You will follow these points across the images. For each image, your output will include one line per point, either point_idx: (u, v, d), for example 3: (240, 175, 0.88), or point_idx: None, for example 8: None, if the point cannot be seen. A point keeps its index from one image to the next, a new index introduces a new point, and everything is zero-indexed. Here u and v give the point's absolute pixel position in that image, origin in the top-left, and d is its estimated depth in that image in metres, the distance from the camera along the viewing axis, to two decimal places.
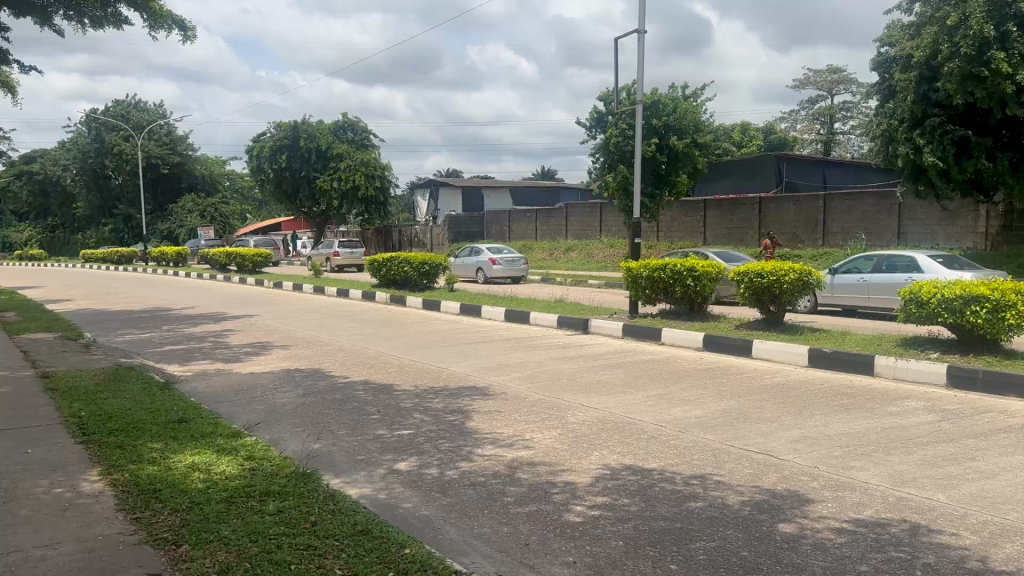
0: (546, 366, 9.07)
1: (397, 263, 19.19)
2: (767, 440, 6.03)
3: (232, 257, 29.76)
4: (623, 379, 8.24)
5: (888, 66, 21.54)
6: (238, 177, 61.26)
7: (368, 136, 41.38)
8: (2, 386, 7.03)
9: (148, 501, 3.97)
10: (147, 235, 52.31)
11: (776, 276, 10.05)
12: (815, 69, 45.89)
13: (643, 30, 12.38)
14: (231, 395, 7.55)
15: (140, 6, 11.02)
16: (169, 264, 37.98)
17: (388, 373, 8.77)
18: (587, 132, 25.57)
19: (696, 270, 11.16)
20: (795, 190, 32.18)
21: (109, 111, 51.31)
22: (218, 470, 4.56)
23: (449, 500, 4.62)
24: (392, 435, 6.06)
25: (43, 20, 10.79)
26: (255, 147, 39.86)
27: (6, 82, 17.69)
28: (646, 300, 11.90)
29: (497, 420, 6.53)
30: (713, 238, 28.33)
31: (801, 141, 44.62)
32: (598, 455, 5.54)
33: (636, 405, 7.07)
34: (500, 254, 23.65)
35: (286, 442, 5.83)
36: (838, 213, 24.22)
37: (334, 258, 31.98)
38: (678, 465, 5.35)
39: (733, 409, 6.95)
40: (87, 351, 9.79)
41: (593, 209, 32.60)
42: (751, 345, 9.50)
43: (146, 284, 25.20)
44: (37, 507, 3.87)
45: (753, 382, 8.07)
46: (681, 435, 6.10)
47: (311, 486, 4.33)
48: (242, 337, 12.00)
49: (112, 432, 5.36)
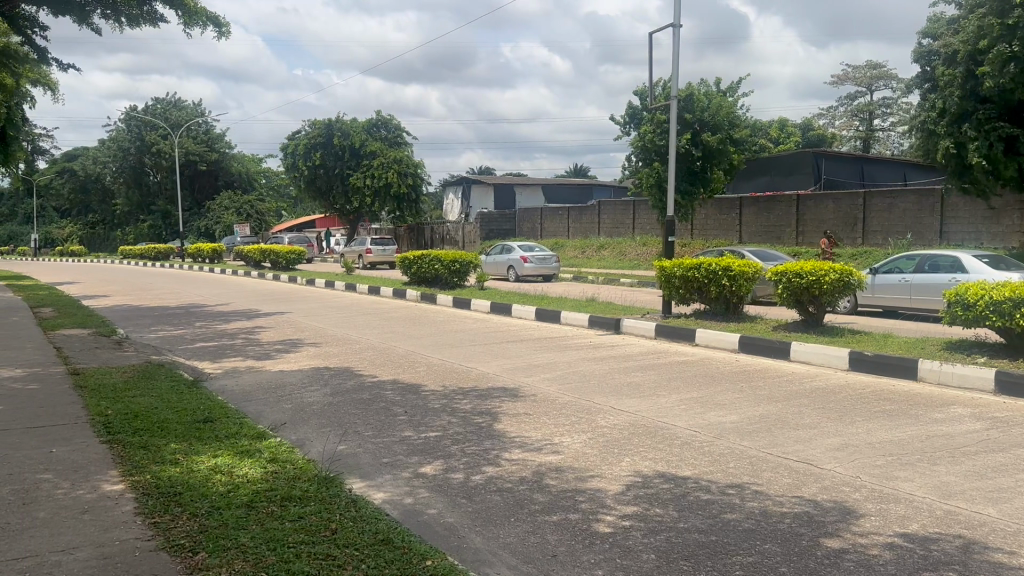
0: (577, 367, 8.90)
1: (427, 260, 19.16)
2: (806, 448, 5.80)
3: (267, 254, 30.04)
4: (656, 381, 8.03)
5: (929, 59, 20.94)
6: (273, 174, 61.89)
7: (402, 134, 41.52)
8: (33, 384, 7.03)
9: (167, 504, 3.88)
10: (184, 231, 53.11)
11: (816, 276, 9.76)
12: (854, 65, 45.03)
13: (678, 24, 12.13)
14: (257, 394, 7.50)
15: (175, 3, 11.05)
16: (204, 260, 38.45)
17: (417, 372, 8.67)
18: (621, 128, 25.34)
19: (731, 270, 10.89)
20: (832, 186, 31.55)
21: (147, 109, 52.11)
22: (240, 472, 4.48)
23: (475, 506, 4.47)
24: (419, 437, 5.94)
25: (81, 19, 10.87)
26: (290, 144, 40.29)
27: (47, 81, 18.01)
28: (680, 299, 11.65)
29: (526, 422, 6.38)
30: (748, 236, 27.89)
31: (840, 138, 43.80)
32: (629, 461, 5.35)
33: (669, 408, 6.87)
34: (532, 252, 23.48)
35: (311, 442, 5.75)
36: (878, 211, 23.67)
37: (366, 256, 32.08)
38: (712, 473, 5.16)
39: (770, 414, 6.72)
40: (119, 348, 9.83)
41: (625, 207, 32.33)
42: (788, 348, 9.23)
43: (182, 281, 25.52)
44: (56, 509, 3.80)
45: (791, 385, 7.83)
46: (716, 441, 5.90)
47: (333, 490, 4.22)
48: (272, 335, 12.00)
49: (137, 431, 5.32)
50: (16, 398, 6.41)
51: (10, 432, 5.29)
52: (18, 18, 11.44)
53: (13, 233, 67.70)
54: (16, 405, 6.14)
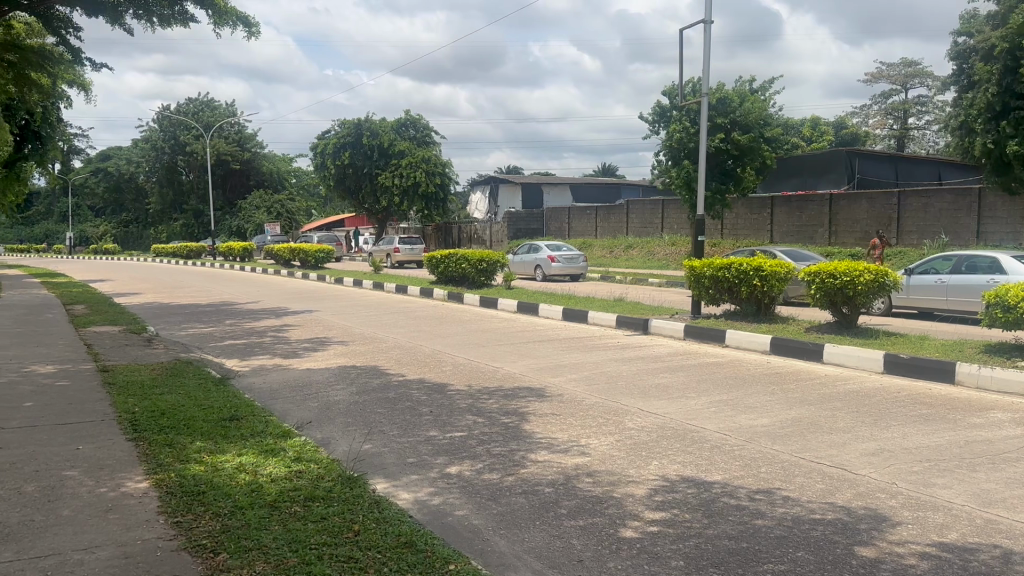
0: (604, 368, 8.78)
1: (454, 259, 19.14)
2: (840, 453, 5.65)
3: (296, 253, 30.24)
4: (685, 383, 7.89)
5: (966, 57, 20.47)
6: (303, 174, 62.35)
7: (430, 133, 41.61)
8: (63, 380, 7.10)
9: (190, 503, 3.86)
10: (216, 230, 53.75)
11: (849, 276, 9.55)
12: (888, 63, 44.31)
13: (709, 20, 11.94)
14: (284, 392, 7.48)
15: (205, 2, 11.11)
16: (235, 258, 38.84)
17: (443, 372, 8.62)
18: (650, 127, 25.15)
19: (763, 270, 10.70)
20: (865, 185, 31.08)
21: (180, 109, 52.79)
22: (265, 472, 4.44)
23: (500, 509, 4.40)
24: (444, 437, 5.88)
25: (113, 19, 10.97)
26: (320, 143, 40.65)
27: (81, 82, 18.30)
28: (710, 300, 11.48)
29: (552, 423, 6.30)
30: (780, 236, 27.53)
31: (873, 137, 43.13)
32: (657, 464, 5.24)
33: (699, 411, 6.74)
34: (559, 252, 23.35)
35: (337, 441, 5.72)
36: (912, 212, 23.23)
37: (394, 254, 32.16)
38: (744, 478, 5.03)
39: (803, 418, 6.57)
40: (149, 345, 9.91)
41: (654, 206, 32.08)
42: (821, 349, 9.03)
43: (211, 279, 25.71)
44: (80, 507, 3.80)
45: (824, 388, 7.66)
46: (748, 445, 5.76)
47: (357, 491, 4.17)
48: (300, 333, 12.03)
49: (163, 429, 5.32)
50: (46, 394, 6.48)
51: (39, 429, 5.32)
52: (53, 19, 11.60)
53: (50, 231, 69.09)
54: (47, 401, 6.19)
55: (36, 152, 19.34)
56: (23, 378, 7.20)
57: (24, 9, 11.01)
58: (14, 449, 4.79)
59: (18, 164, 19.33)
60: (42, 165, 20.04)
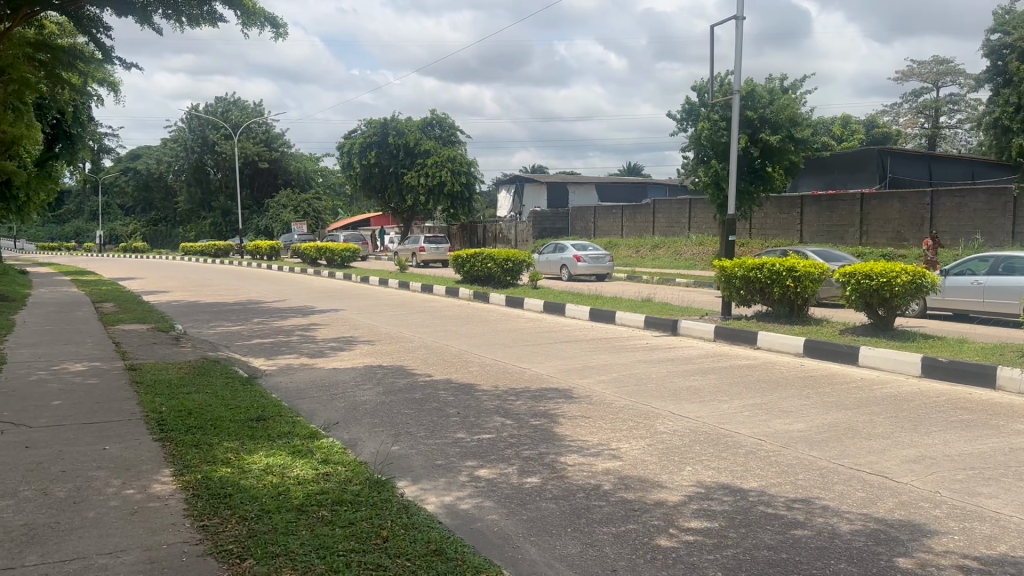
0: (633, 369, 8.63)
1: (480, 259, 19.07)
2: (879, 459, 5.47)
3: (323, 253, 30.33)
4: (716, 386, 7.72)
5: (1000, 55, 19.92)
6: (330, 174, 62.71)
7: (455, 133, 41.60)
8: (91, 378, 7.10)
9: (216, 506, 3.80)
10: (243, 229, 54.18)
11: (886, 277, 9.34)
12: (919, 61, 43.66)
13: (740, 17, 11.74)
14: (311, 392, 7.43)
15: (234, 3, 11.11)
16: (262, 257, 39.09)
17: (470, 372, 8.53)
18: (678, 125, 24.90)
19: (796, 270, 10.50)
20: (898, 185, 30.56)
21: (208, 110, 53.29)
22: (291, 473, 4.37)
23: (530, 514, 4.29)
24: (472, 439, 5.78)
25: (143, 19, 11.02)
26: (347, 143, 40.88)
27: (111, 81, 18.44)
28: (741, 300, 11.29)
29: (582, 426, 6.17)
30: (810, 236, 27.14)
31: (904, 136, 42.51)
32: (691, 470, 5.11)
33: (732, 414, 6.58)
34: (585, 251, 23.20)
35: (364, 442, 5.65)
36: (946, 212, 22.78)
37: (420, 254, 32.15)
38: (781, 486, 4.88)
39: (840, 423, 6.39)
40: (177, 343, 9.94)
41: (681, 206, 31.82)
42: (856, 352, 8.81)
43: (238, 278, 25.85)
44: (105, 509, 3.75)
45: (861, 392, 7.45)
46: (783, 451, 5.60)
47: (385, 495, 4.08)
48: (328, 331, 12.02)
49: (190, 429, 5.27)
50: (74, 392, 6.47)
51: (67, 428, 5.30)
52: (84, 19, 11.65)
53: (80, 230, 70.18)
54: (74, 399, 6.19)
55: (67, 151, 19.50)
56: (52, 376, 7.22)
57: (55, 10, 11.07)
58: (42, 449, 4.76)
59: (49, 163, 19.50)
60: (72, 164, 20.22)
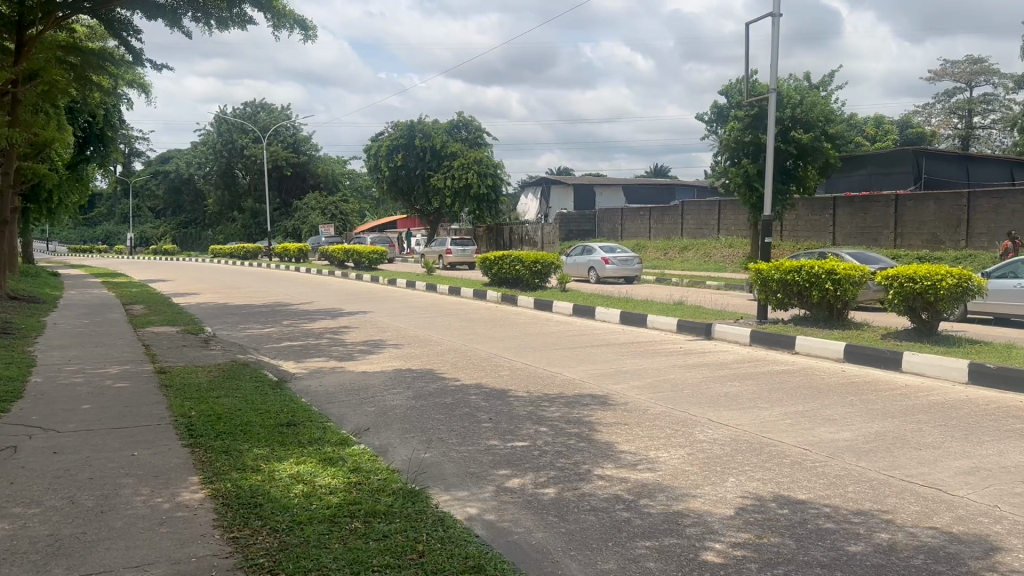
0: (667, 375, 8.42)
1: (509, 261, 18.94)
2: (932, 471, 5.22)
3: (351, 255, 30.39)
4: (756, 392, 7.49)
5: None
6: (357, 176, 62.85)
7: (482, 135, 41.55)
8: (121, 381, 7.06)
9: (246, 516, 3.68)
10: (271, 232, 54.57)
11: (931, 280, 9.04)
12: (953, 60, 42.81)
13: (777, 14, 11.49)
14: (341, 396, 7.34)
15: (264, 6, 11.10)
16: (290, 259, 39.29)
17: (501, 377, 8.36)
18: (708, 127, 24.68)
19: (835, 273, 10.23)
20: (934, 185, 29.95)
21: (236, 113, 53.82)
22: (322, 483, 4.23)
23: (569, 527, 4.12)
24: (506, 446, 5.62)
25: (173, 22, 11.02)
26: (373, 146, 41.08)
27: (140, 84, 18.59)
28: (778, 304, 11.03)
29: (620, 434, 5.99)
30: (842, 237, 26.64)
31: (938, 136, 41.79)
32: (735, 481, 4.91)
33: (773, 423, 6.35)
34: (614, 253, 22.95)
35: (395, 449, 5.52)
36: (984, 212, 22.22)
37: (446, 256, 32.08)
38: (831, 498, 4.67)
39: (887, 432, 6.14)
40: (206, 346, 9.90)
41: (710, 207, 31.48)
42: (900, 357, 8.54)
43: (266, 280, 25.86)
44: (132, 519, 3.65)
45: (906, 400, 7.18)
46: (831, 462, 5.37)
47: (419, 506, 3.93)
48: (357, 334, 11.96)
49: (220, 435, 5.18)
50: (105, 396, 6.41)
51: (95, 433, 5.23)
52: (114, 21, 11.67)
53: (110, 232, 71.28)
54: (103, 404, 6.12)
55: (99, 153, 19.72)
56: (83, 379, 7.18)
57: (87, 11, 11.11)
58: (70, 455, 4.69)
59: (81, 166, 19.73)
60: (103, 167, 20.42)
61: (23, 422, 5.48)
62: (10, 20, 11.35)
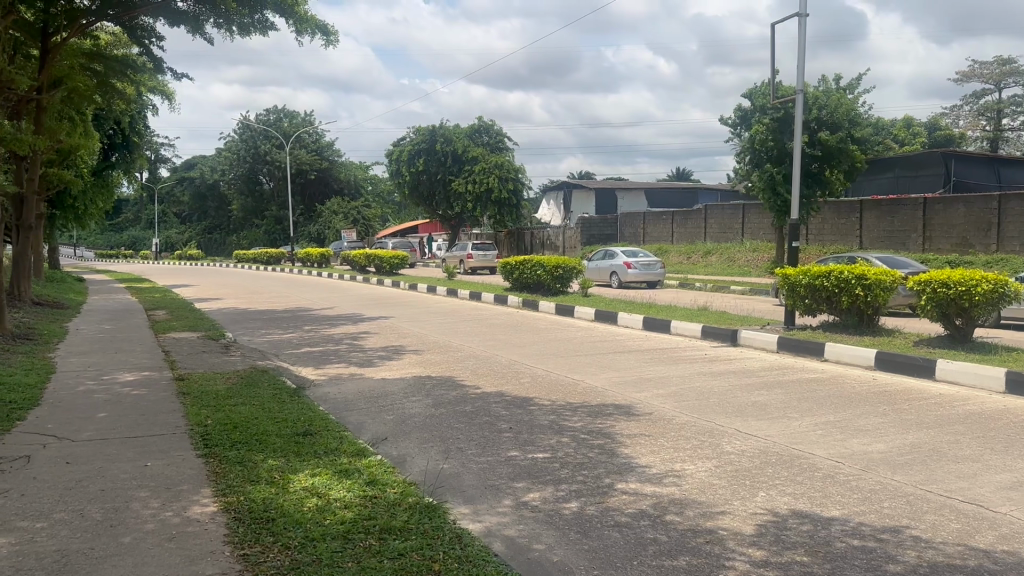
0: (692, 383, 8.22)
1: (530, 266, 18.79)
2: (972, 485, 4.99)
3: (372, 259, 30.37)
4: (784, 402, 7.28)
5: None
6: (379, 181, 63.02)
7: (503, 139, 41.40)
8: (139, 389, 7.00)
9: (258, 532, 3.56)
10: (294, 237, 54.84)
11: (966, 286, 8.76)
12: (981, 61, 42.06)
13: (805, 13, 11.25)
14: (360, 403, 7.22)
15: (286, 11, 11.07)
16: (313, 265, 39.44)
17: (522, 385, 8.21)
18: (732, 130, 24.42)
19: (865, 278, 9.96)
20: (965, 188, 29.41)
21: (260, 119, 54.26)
22: (337, 497, 4.10)
23: (591, 544, 3.96)
24: (526, 458, 5.47)
25: (195, 28, 11.04)
26: (395, 151, 41.07)
27: (164, 90, 18.69)
28: (806, 309, 10.78)
29: (644, 445, 5.82)
30: (869, 242, 26.23)
31: (967, 139, 41.05)
32: (765, 496, 4.72)
33: (803, 434, 6.14)
34: (636, 257, 22.70)
35: (413, 459, 5.40)
36: (1016, 215, 21.71)
37: (468, 261, 32.01)
38: (866, 514, 4.46)
39: (923, 444, 5.91)
40: (226, 352, 9.85)
41: (734, 211, 31.14)
42: (933, 365, 8.27)
43: (289, 285, 25.89)
44: (141, 534, 3.54)
45: (941, 410, 6.93)
46: (865, 476, 5.16)
47: (436, 522, 3.79)
48: (377, 340, 11.86)
49: (235, 445, 5.08)
50: (121, 404, 6.35)
51: (109, 442, 5.15)
52: (138, 28, 11.70)
53: (136, 237, 72.14)
54: (119, 412, 6.04)
55: (123, 159, 19.86)
56: (101, 386, 7.14)
57: (110, 18, 11.16)
58: (83, 465, 4.61)
59: (106, 172, 19.88)
60: (128, 174, 20.57)
61: (38, 430, 5.42)
62: (35, 28, 11.41)
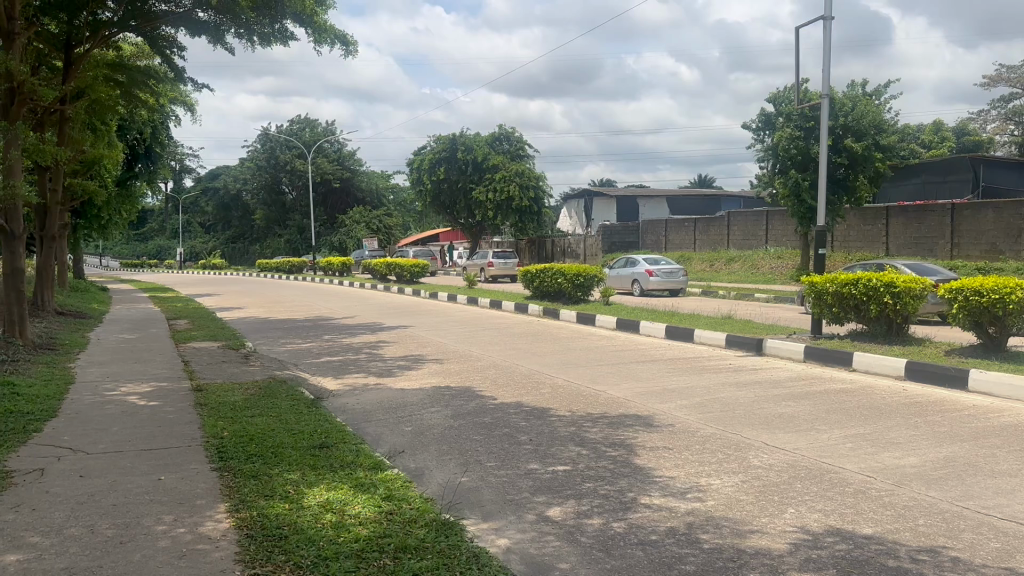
0: (716, 393, 8.06)
1: (551, 274, 18.68)
2: (1011, 502, 4.79)
3: (393, 268, 30.37)
4: (811, 413, 7.09)
5: None
6: (401, 190, 63.27)
7: (523, 146, 41.32)
8: (156, 400, 6.95)
9: (270, 550, 3.46)
10: (316, 246, 55.13)
11: (999, 293, 8.52)
12: (1008, 65, 41.43)
13: (829, 17, 11.08)
14: (378, 414, 7.14)
15: (307, 22, 11.07)
16: (335, 273, 39.55)
17: (543, 395, 8.08)
18: (755, 136, 24.18)
19: (894, 285, 9.75)
20: (994, 194, 28.95)
21: (283, 129, 54.71)
22: (352, 512, 4.00)
23: (615, 563, 3.83)
24: (547, 471, 5.34)
25: (216, 39, 11.10)
26: (417, 159, 41.26)
27: (186, 101, 18.83)
28: (833, 318, 10.57)
29: (667, 458, 5.68)
30: (896, 248, 25.85)
31: (994, 143, 40.36)
32: (794, 513, 4.55)
33: (833, 447, 5.96)
34: (658, 266, 22.52)
35: (431, 473, 5.28)
36: None
37: (489, 269, 31.93)
38: (902, 532, 4.28)
39: (958, 457, 5.70)
40: (245, 362, 9.82)
41: (757, 218, 30.83)
42: (966, 375, 8.03)
43: (310, 294, 25.95)
44: (152, 551, 3.46)
45: (976, 422, 6.70)
46: (898, 491, 4.97)
47: (452, 540, 3.67)
48: (396, 349, 11.77)
49: (250, 458, 5.00)
50: (137, 416, 6.30)
51: (123, 455, 5.09)
52: (159, 39, 11.77)
53: (161, 247, 73.05)
54: (134, 424, 5.99)
55: (147, 170, 20.02)
56: (120, 397, 7.10)
57: (132, 29, 11.23)
58: (96, 478, 4.55)
59: (130, 183, 20.05)
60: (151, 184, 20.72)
61: (55, 442, 5.38)
62: (59, 40, 11.48)
